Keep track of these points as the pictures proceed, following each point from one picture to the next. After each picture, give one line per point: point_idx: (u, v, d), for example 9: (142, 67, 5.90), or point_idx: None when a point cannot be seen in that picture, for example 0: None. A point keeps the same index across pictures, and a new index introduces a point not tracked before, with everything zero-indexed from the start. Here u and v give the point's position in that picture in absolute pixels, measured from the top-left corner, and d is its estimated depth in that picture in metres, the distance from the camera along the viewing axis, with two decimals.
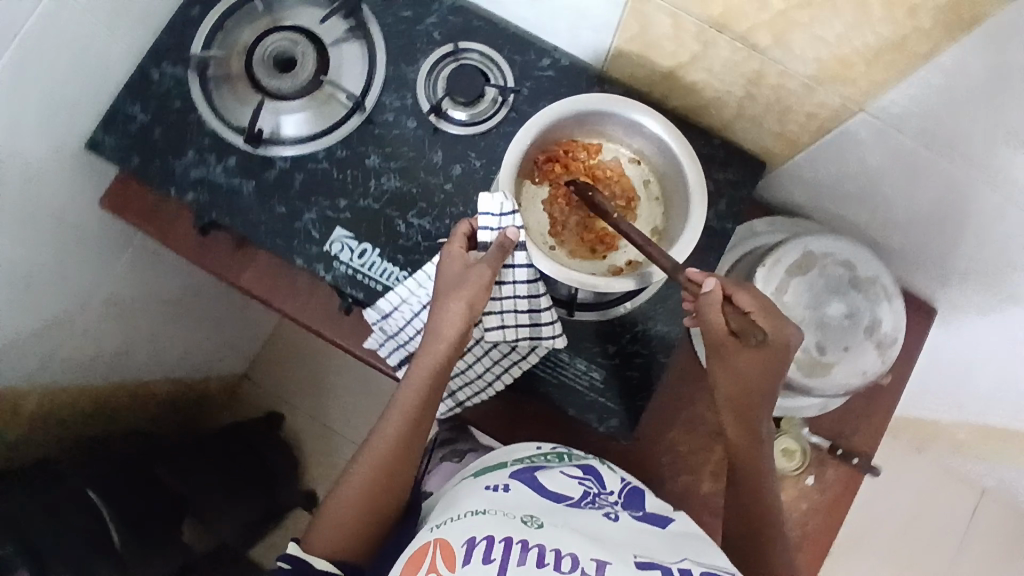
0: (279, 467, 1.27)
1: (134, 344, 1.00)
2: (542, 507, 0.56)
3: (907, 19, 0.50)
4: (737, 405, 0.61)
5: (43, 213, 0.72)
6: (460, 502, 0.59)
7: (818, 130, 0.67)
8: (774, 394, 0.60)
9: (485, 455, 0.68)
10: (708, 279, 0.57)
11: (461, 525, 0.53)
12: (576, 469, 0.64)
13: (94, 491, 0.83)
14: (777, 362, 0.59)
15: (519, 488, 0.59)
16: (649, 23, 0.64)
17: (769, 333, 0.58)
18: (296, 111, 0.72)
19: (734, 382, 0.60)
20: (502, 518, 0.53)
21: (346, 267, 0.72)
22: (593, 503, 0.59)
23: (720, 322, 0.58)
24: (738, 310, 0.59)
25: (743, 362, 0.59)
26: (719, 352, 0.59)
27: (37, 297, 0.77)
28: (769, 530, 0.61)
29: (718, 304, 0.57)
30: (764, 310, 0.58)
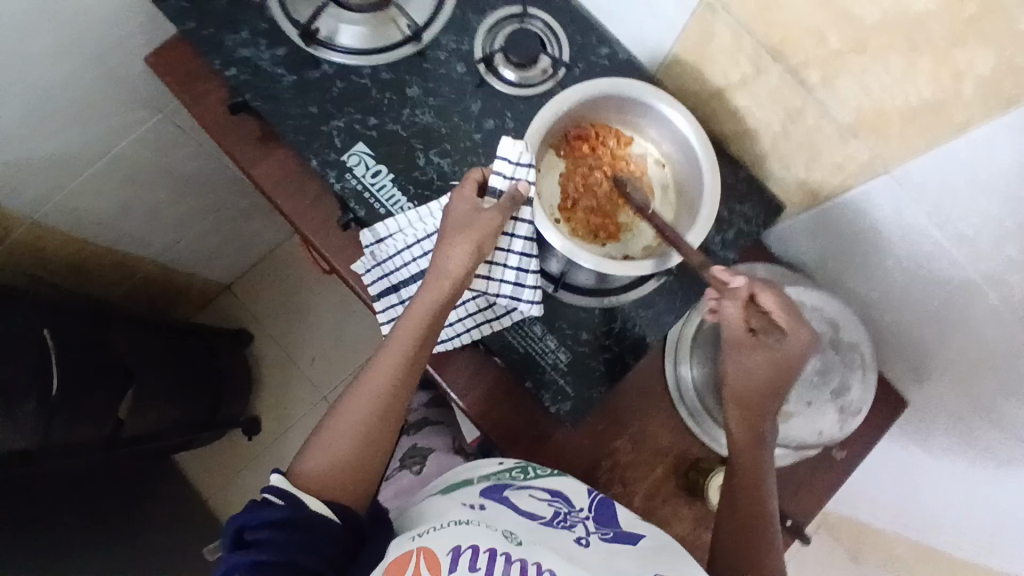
0: (231, 380, 1.25)
1: (132, 210, 1.00)
2: (519, 524, 0.57)
3: (951, 83, 0.52)
4: (746, 405, 0.62)
5: (88, 46, 0.74)
6: (437, 514, 0.59)
7: (840, 185, 0.67)
8: (781, 398, 0.61)
9: (456, 473, 0.71)
10: (735, 277, 0.57)
11: (440, 535, 0.54)
12: (544, 491, 0.65)
13: (50, 334, 0.81)
14: (792, 365, 0.59)
15: (496, 507, 0.60)
16: (710, 35, 0.66)
17: (787, 334, 0.58)
18: (355, 24, 0.74)
19: (749, 381, 0.60)
20: (483, 529, 0.54)
21: (356, 182, 0.73)
22: (565, 522, 0.60)
23: (740, 319, 0.58)
24: (759, 309, 0.60)
25: (759, 361, 0.59)
26: (736, 349, 0.60)
27: (56, 125, 0.78)
28: (759, 536, 0.60)
29: (743, 299, 0.57)
30: (785, 310, 0.58)
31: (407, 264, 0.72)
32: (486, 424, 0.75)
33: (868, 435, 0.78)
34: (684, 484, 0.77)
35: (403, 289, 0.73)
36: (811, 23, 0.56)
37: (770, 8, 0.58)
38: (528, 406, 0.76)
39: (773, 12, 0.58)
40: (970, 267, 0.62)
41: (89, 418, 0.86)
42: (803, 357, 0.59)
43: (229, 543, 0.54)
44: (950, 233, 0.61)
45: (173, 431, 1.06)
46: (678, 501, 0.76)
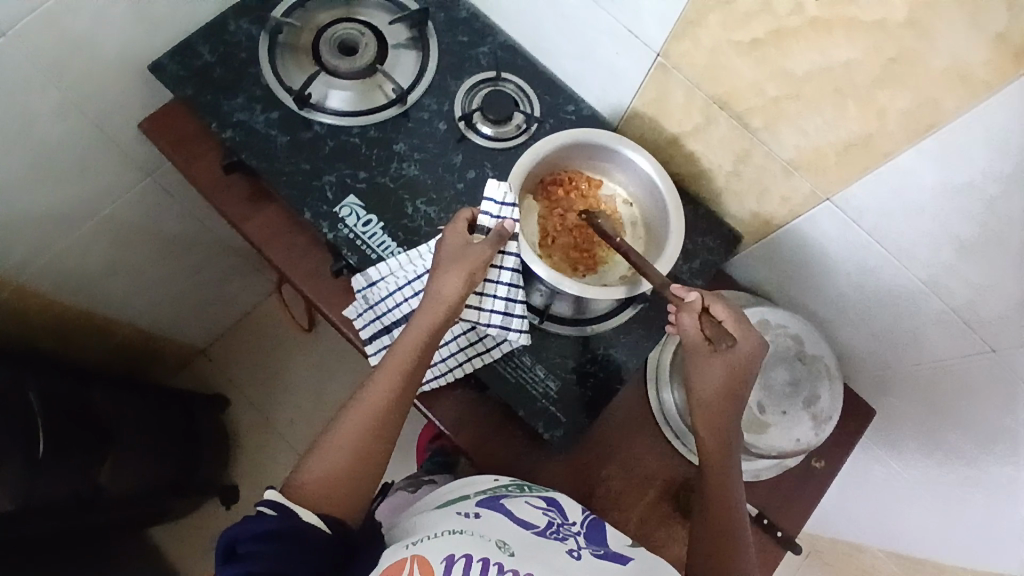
0: (207, 445, 1.22)
1: (114, 273, 1.01)
2: (512, 533, 0.59)
3: (875, 121, 0.60)
4: (712, 414, 0.65)
5: (88, 113, 0.78)
6: (432, 522, 0.61)
7: (789, 215, 0.75)
8: (741, 404, 0.65)
9: (449, 488, 0.70)
10: (690, 292, 0.64)
11: (436, 543, 0.56)
12: (540, 501, 0.67)
13: (35, 396, 0.81)
14: (746, 369, 0.64)
15: (490, 515, 0.62)
16: (665, 90, 0.75)
17: (738, 340, 0.64)
18: (344, 89, 0.81)
19: (712, 391, 0.64)
20: (477, 540, 0.56)
21: (349, 231, 0.77)
22: (558, 533, 0.62)
23: (695, 328, 0.64)
24: (713, 320, 0.65)
25: (718, 370, 0.64)
26: (696, 359, 0.65)
27: (50, 188, 0.81)
28: (728, 542, 0.63)
29: (697, 310, 0.64)
30: (734, 318, 0.64)
31: (399, 305, 0.75)
32: (482, 459, 0.77)
33: (842, 445, 0.84)
34: (675, 505, 0.80)
35: (395, 329, 0.76)
36: (750, 76, 0.66)
37: (716, 65, 0.68)
38: (520, 436, 0.78)
39: (718, 68, 0.68)
40: (912, 277, 0.69)
41: (69, 482, 0.84)
42: (755, 360, 0.64)
43: (220, 558, 0.55)
44: (891, 248, 0.68)
45: (152, 497, 1.04)
46: (671, 521, 0.79)
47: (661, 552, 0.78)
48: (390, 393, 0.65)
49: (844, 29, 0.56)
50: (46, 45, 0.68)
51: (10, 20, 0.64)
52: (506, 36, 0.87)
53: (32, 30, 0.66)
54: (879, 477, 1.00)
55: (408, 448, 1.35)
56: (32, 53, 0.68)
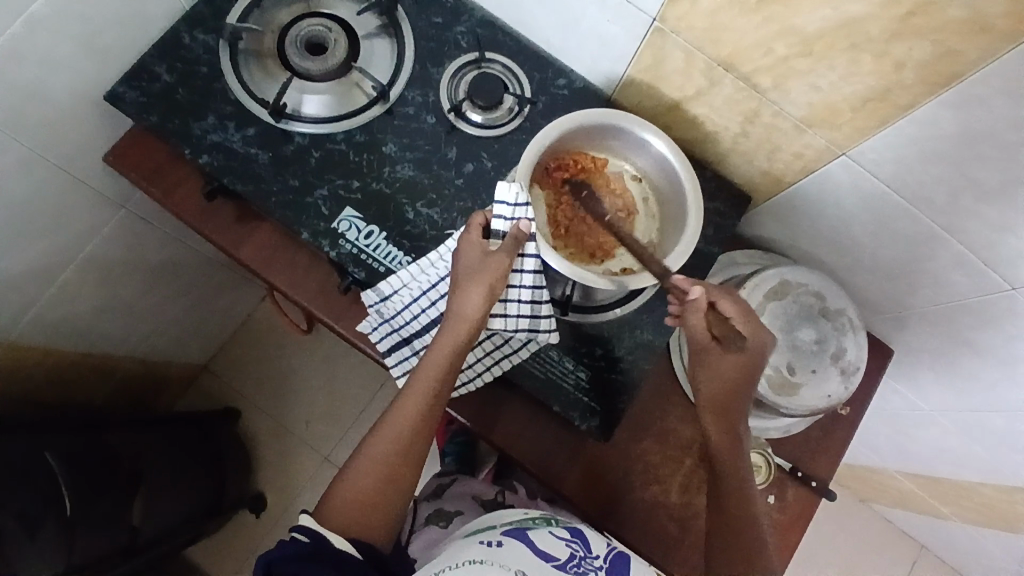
0: (230, 462, 1.21)
1: (106, 312, 0.96)
2: (533, 565, 0.61)
3: (893, 74, 0.58)
4: (720, 404, 0.67)
5: (51, 159, 0.72)
6: (454, 552, 0.63)
7: (801, 171, 0.73)
8: (750, 396, 0.67)
9: (483, 519, 0.73)
10: (695, 288, 0.63)
11: (458, 572, 0.58)
12: (564, 532, 0.68)
13: (52, 455, 0.79)
14: (755, 365, 0.66)
15: (513, 546, 0.63)
16: (663, 56, 0.71)
17: (747, 337, 0.66)
18: (320, 92, 0.76)
19: (719, 383, 0.67)
20: (498, 569, 0.58)
21: (352, 246, 0.73)
22: (579, 567, 0.63)
23: (703, 328, 0.65)
24: (720, 318, 0.67)
25: (727, 365, 0.66)
26: (705, 355, 0.66)
27: (24, 243, 0.75)
28: (742, 524, 0.67)
29: (703, 309, 0.64)
30: (742, 315, 0.65)
31: (417, 316, 0.73)
32: (520, 455, 0.77)
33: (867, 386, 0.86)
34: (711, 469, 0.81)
35: (415, 340, 0.74)
36: (757, 37, 0.62)
37: (719, 28, 0.64)
38: (556, 427, 0.78)
39: (722, 30, 0.64)
40: (930, 221, 0.69)
41: (105, 530, 0.83)
42: (764, 355, 0.66)
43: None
44: (910, 196, 0.68)
45: (184, 528, 1.04)
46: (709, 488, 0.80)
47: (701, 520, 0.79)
48: (415, 416, 0.67)
49: None
50: None
51: None
52: (482, 11, 0.81)
53: None
54: (897, 405, 1.03)
55: None
56: None
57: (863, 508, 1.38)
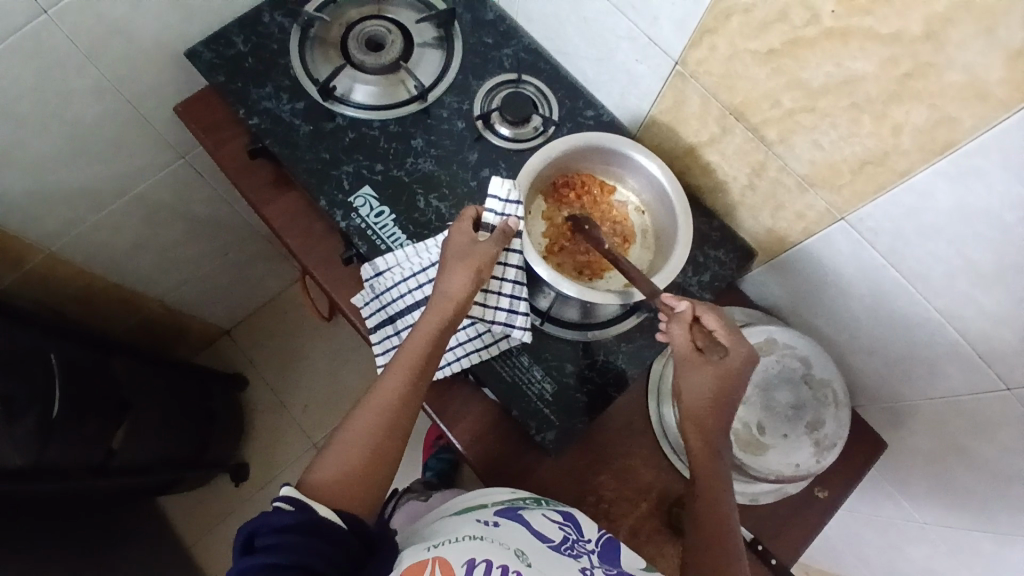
0: (222, 421, 1.26)
1: (144, 249, 1.06)
2: (531, 544, 0.59)
3: (890, 137, 0.58)
4: (700, 420, 0.65)
5: (125, 93, 0.82)
6: (450, 528, 0.61)
7: (803, 232, 0.73)
8: (730, 414, 0.65)
9: (467, 498, 0.70)
10: (681, 302, 0.64)
11: (457, 547, 0.56)
12: (557, 514, 0.67)
13: (56, 358, 0.85)
14: (735, 382, 0.64)
15: (509, 524, 0.61)
16: (682, 99, 0.74)
17: (728, 350, 0.64)
18: (369, 83, 0.83)
19: (700, 398, 0.64)
20: (496, 546, 0.56)
21: (360, 221, 0.78)
22: (572, 549, 0.61)
23: (687, 338, 0.64)
24: (704, 330, 0.66)
25: (707, 379, 0.64)
26: (687, 368, 0.65)
27: (86, 162, 0.85)
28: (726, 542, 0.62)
29: (688, 321, 0.64)
30: (725, 329, 0.64)
31: (403, 296, 0.76)
32: (473, 455, 0.77)
33: (848, 475, 0.81)
34: (667, 521, 0.78)
35: (398, 320, 0.77)
36: (766, 87, 0.65)
37: (732, 74, 0.67)
38: (514, 437, 0.78)
39: (735, 78, 0.67)
40: (926, 303, 0.67)
41: (87, 447, 0.88)
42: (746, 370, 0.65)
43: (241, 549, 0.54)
44: (907, 273, 0.66)
45: (162, 469, 1.07)
46: (662, 537, 0.77)
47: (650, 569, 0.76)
48: (399, 390, 0.66)
49: (860, 40, 0.55)
50: (88, 26, 0.72)
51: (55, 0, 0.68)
52: (530, 39, 0.88)
53: (73, 11, 0.70)
54: (889, 512, 0.96)
55: (415, 443, 1.36)
56: (75, 33, 0.72)
57: None
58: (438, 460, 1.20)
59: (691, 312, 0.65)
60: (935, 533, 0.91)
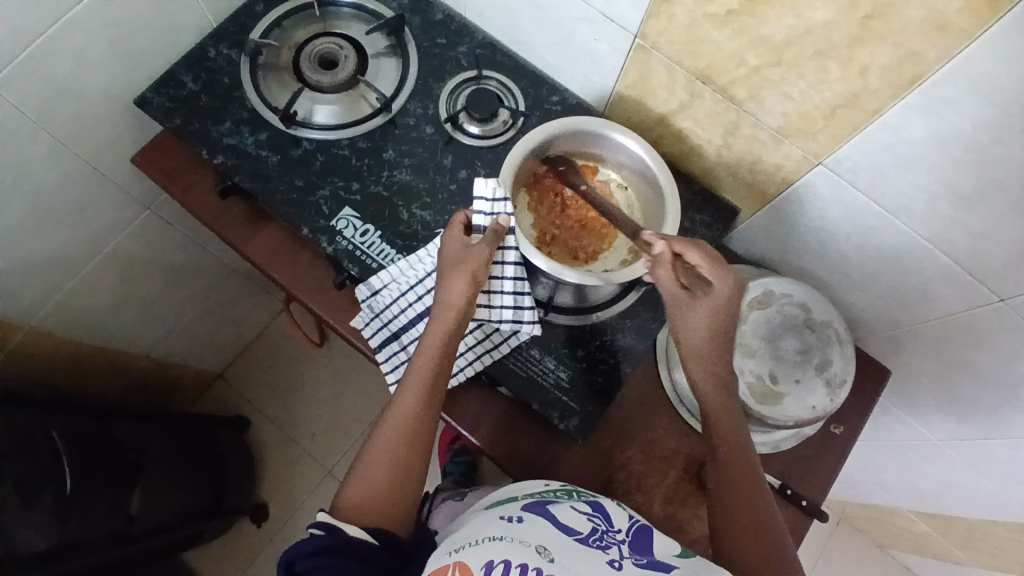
0: (234, 466, 1.23)
1: (124, 307, 1.03)
2: (556, 539, 0.58)
3: (858, 79, 0.60)
4: (703, 355, 0.66)
5: (79, 154, 0.79)
6: (474, 529, 0.61)
7: (784, 183, 0.75)
8: (729, 344, 0.66)
9: (499, 492, 0.70)
10: (657, 242, 0.67)
11: (477, 549, 0.56)
12: (586, 506, 0.65)
13: (59, 434, 0.82)
14: (727, 311, 0.65)
15: (533, 519, 0.61)
16: (647, 71, 0.75)
17: (713, 283, 0.65)
18: (329, 103, 0.81)
19: (699, 334, 0.65)
20: (517, 545, 0.55)
21: (348, 243, 0.77)
22: (601, 541, 0.59)
23: (672, 279, 0.66)
24: (687, 266, 0.67)
25: (702, 314, 0.65)
26: (680, 308, 0.65)
27: (52, 230, 0.82)
28: (743, 485, 0.64)
29: (669, 262, 0.66)
30: (709, 262, 0.64)
31: (404, 310, 0.76)
32: (501, 454, 0.78)
33: (860, 408, 0.84)
34: (698, 483, 0.80)
35: (403, 335, 0.76)
36: (730, 48, 0.66)
37: (695, 40, 0.67)
38: (537, 429, 0.79)
39: (698, 43, 0.67)
40: (913, 232, 0.69)
41: (103, 520, 0.86)
42: (733, 297, 0.65)
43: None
44: (890, 206, 0.68)
45: (183, 525, 1.05)
46: (696, 499, 0.79)
47: (689, 532, 0.77)
48: (415, 406, 0.65)
49: None
50: (30, 90, 0.69)
51: None
52: (483, 34, 0.87)
53: (12, 77, 0.66)
54: (902, 432, 1.00)
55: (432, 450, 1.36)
56: (19, 100, 0.69)
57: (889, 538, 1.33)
58: (455, 464, 1.18)
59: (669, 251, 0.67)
60: (948, 446, 0.95)
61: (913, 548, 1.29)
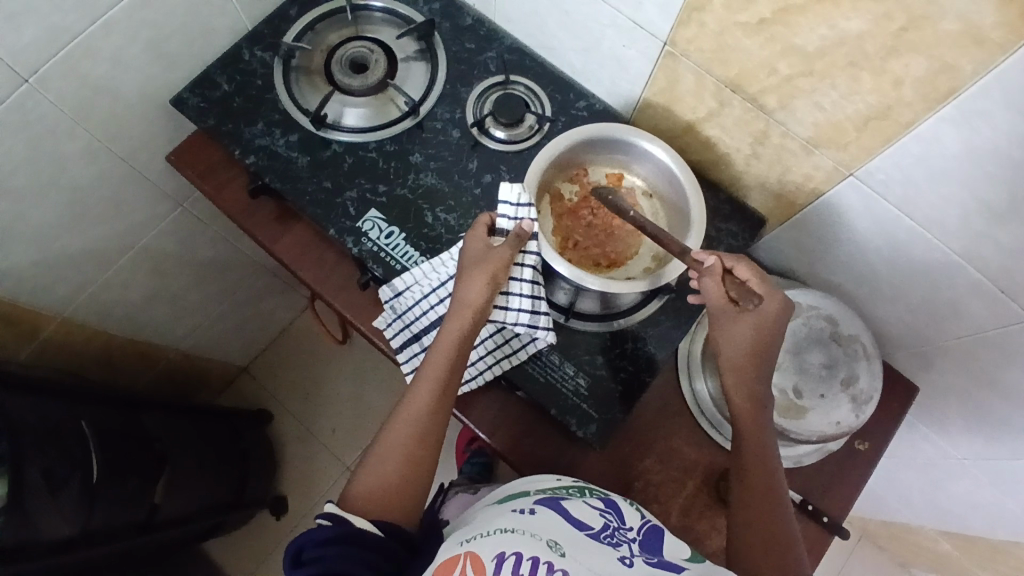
0: (255, 459, 1.26)
1: (155, 301, 1.06)
2: (567, 534, 0.58)
3: (892, 91, 0.59)
4: (741, 370, 0.64)
5: (116, 150, 0.82)
6: (486, 520, 0.61)
7: (812, 193, 0.74)
8: (769, 363, 0.65)
9: (513, 485, 0.71)
10: (709, 257, 0.65)
11: (488, 541, 0.56)
12: (598, 502, 0.66)
13: (88, 425, 0.85)
14: (774, 329, 0.64)
15: (545, 513, 0.61)
16: (675, 78, 0.74)
17: (763, 299, 0.64)
18: (359, 106, 0.83)
19: (738, 347, 0.64)
20: (528, 538, 0.55)
21: (373, 244, 0.78)
22: (612, 538, 0.60)
23: (720, 291, 0.65)
24: (736, 280, 0.66)
25: (744, 328, 0.64)
26: (722, 319, 0.65)
27: (89, 223, 0.85)
28: (772, 510, 0.63)
29: (719, 274, 0.65)
30: (758, 278, 0.65)
31: (425, 312, 0.76)
32: (518, 458, 0.78)
33: (885, 426, 0.82)
34: (716, 494, 0.79)
35: (424, 336, 0.77)
36: (760, 55, 0.65)
37: (724, 47, 0.67)
38: (555, 435, 0.79)
39: (726, 50, 0.67)
40: (945, 246, 0.67)
41: (126, 507, 0.88)
42: (781, 318, 0.65)
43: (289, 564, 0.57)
44: (921, 219, 0.66)
45: (203, 516, 1.07)
46: (714, 511, 0.78)
47: (705, 544, 0.76)
48: (429, 404, 0.66)
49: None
50: (71, 88, 0.72)
51: (33, 67, 0.67)
52: (512, 39, 0.88)
53: (54, 75, 0.69)
54: (930, 449, 0.98)
55: (448, 451, 1.36)
56: (60, 97, 0.71)
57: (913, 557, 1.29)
58: (471, 464, 1.19)
59: (721, 265, 0.65)
60: (975, 465, 0.92)
61: (937, 569, 1.26)
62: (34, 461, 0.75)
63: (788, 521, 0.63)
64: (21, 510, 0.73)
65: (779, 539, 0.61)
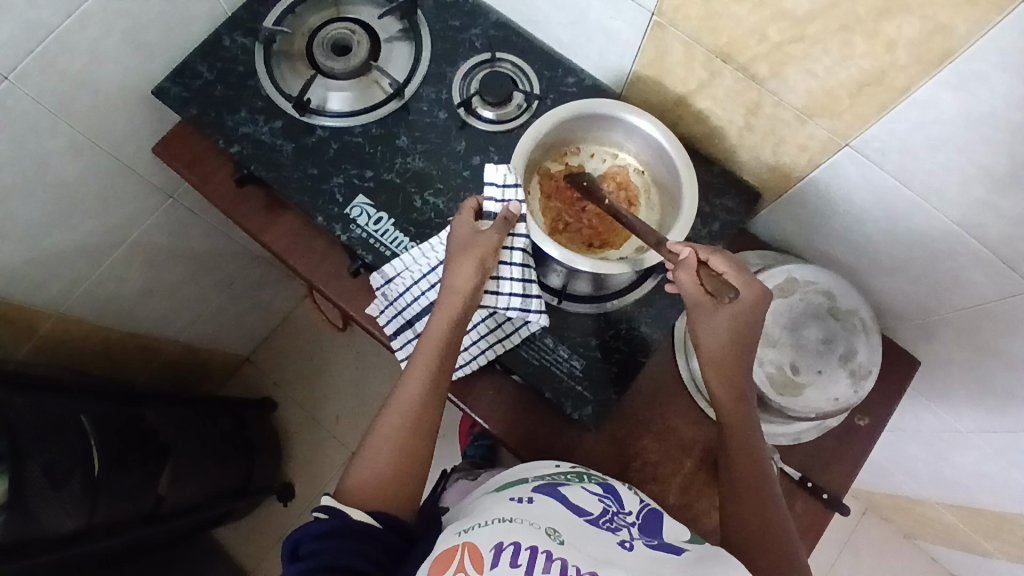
0: (260, 445, 1.27)
1: (151, 292, 1.06)
2: (565, 521, 0.58)
3: (886, 55, 0.57)
4: (722, 365, 0.64)
5: (100, 144, 0.81)
6: (485, 510, 0.60)
7: (808, 164, 0.72)
8: (749, 357, 0.65)
9: (512, 472, 0.70)
10: (684, 248, 0.63)
11: (487, 531, 0.55)
12: (596, 487, 0.65)
13: (87, 419, 0.85)
14: (752, 319, 0.63)
15: (543, 501, 0.60)
16: (665, 49, 0.72)
17: (741, 291, 0.63)
18: (342, 90, 0.81)
19: (718, 342, 0.64)
20: (527, 528, 0.55)
21: (361, 231, 0.77)
22: (612, 522, 0.60)
23: (696, 285, 0.63)
24: (712, 272, 0.64)
25: (724, 322, 0.63)
26: (701, 314, 0.64)
27: (78, 219, 0.85)
28: (767, 509, 0.62)
29: (694, 267, 0.63)
30: (734, 269, 0.63)
31: (417, 299, 0.75)
32: (514, 440, 0.78)
33: (886, 400, 0.81)
34: (714, 472, 0.78)
35: (417, 322, 0.76)
36: (750, 23, 0.62)
37: (713, 16, 0.64)
38: (551, 417, 0.78)
39: (716, 19, 0.64)
40: (946, 216, 0.65)
41: (131, 497, 0.90)
42: (758, 310, 0.63)
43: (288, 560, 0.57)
44: (920, 188, 0.64)
45: (210, 504, 1.09)
46: (712, 490, 0.77)
47: (704, 522, 0.76)
48: (420, 391, 0.66)
49: None
50: (49, 84, 0.70)
51: (12, 64, 0.66)
52: (497, 14, 0.85)
53: (33, 71, 0.68)
54: (934, 419, 0.97)
55: (452, 433, 1.37)
56: (38, 93, 0.70)
57: (920, 527, 1.29)
58: (476, 447, 1.18)
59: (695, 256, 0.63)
60: (980, 435, 0.91)
61: (944, 539, 1.26)
62: (34, 455, 0.76)
63: (778, 512, 0.62)
64: (22, 504, 0.74)
65: (774, 538, 0.61)
